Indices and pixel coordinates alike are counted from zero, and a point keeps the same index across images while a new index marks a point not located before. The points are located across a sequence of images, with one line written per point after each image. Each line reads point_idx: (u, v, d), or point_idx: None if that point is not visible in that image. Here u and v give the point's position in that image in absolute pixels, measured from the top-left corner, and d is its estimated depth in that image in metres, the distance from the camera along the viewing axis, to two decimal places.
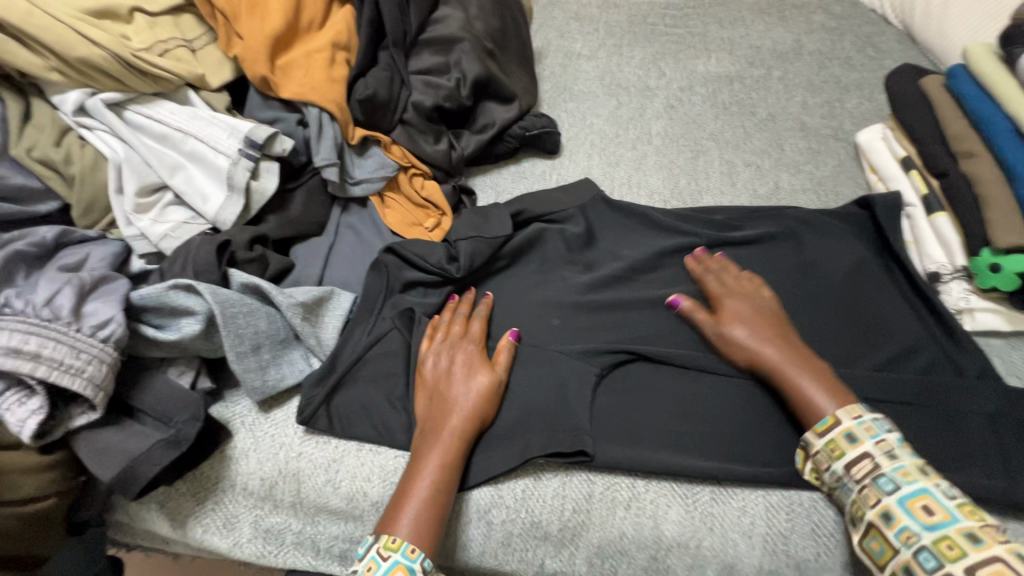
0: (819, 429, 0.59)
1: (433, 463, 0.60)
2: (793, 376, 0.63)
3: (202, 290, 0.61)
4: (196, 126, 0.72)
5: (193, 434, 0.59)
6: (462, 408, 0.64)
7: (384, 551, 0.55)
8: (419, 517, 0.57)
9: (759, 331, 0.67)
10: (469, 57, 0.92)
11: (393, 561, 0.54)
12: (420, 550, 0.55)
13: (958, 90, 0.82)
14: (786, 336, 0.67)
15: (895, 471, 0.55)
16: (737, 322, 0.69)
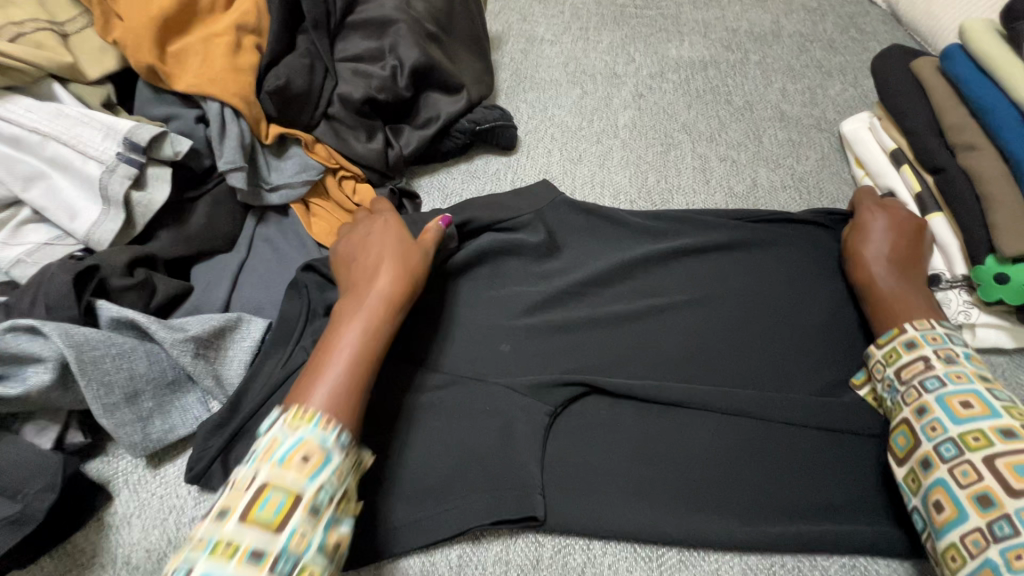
0: (881, 342, 0.60)
1: (348, 337, 0.50)
2: (889, 286, 0.63)
3: (50, 332, 0.50)
4: (59, 124, 0.60)
5: (44, 510, 0.48)
6: (382, 270, 0.55)
7: (290, 425, 0.44)
8: (335, 392, 0.47)
9: (888, 242, 0.66)
10: (406, 41, 0.80)
11: (299, 437, 0.43)
12: (335, 424, 0.44)
13: (953, 73, 0.72)
14: (913, 259, 0.65)
15: (992, 431, 0.49)
16: (872, 225, 0.67)
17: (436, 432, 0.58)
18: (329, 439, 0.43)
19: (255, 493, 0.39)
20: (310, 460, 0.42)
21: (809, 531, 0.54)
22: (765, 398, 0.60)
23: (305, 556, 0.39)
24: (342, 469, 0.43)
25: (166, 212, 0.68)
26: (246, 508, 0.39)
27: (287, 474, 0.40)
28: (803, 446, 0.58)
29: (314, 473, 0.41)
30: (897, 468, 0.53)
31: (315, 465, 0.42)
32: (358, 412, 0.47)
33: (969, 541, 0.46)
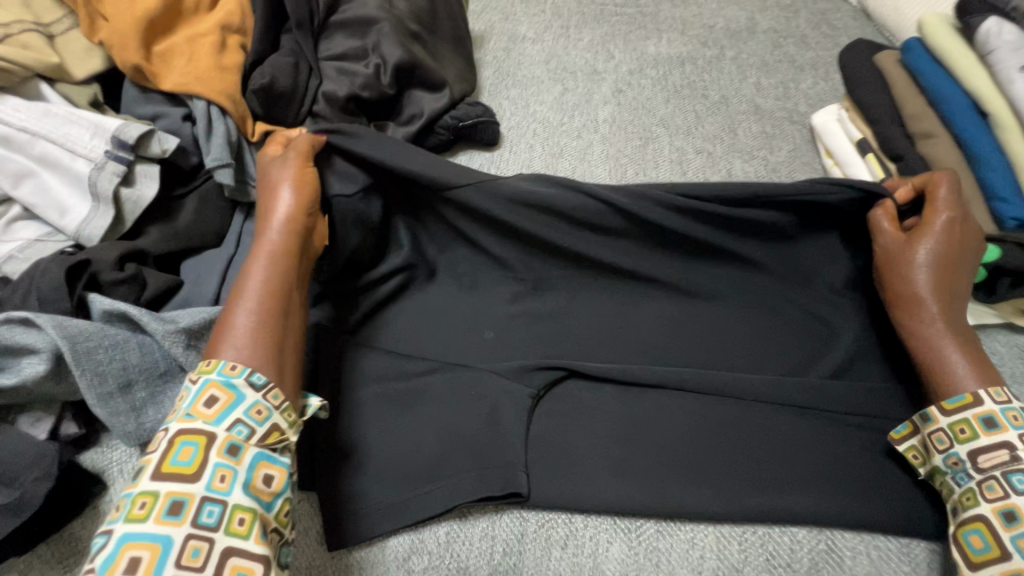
0: (947, 407, 0.53)
1: (258, 275, 0.53)
2: (940, 330, 0.56)
3: (43, 324, 0.52)
4: (49, 124, 0.61)
5: (39, 497, 0.50)
6: (283, 211, 0.58)
7: (197, 376, 0.47)
8: (244, 334, 0.50)
9: (946, 270, 0.58)
10: (389, 40, 0.82)
11: (205, 381, 0.47)
12: (243, 366, 0.48)
13: (913, 65, 0.75)
14: (962, 290, 0.59)
15: (975, 421, 0.51)
16: (932, 243, 0.59)
17: (422, 415, 0.60)
18: (238, 379, 0.47)
19: (167, 448, 0.43)
20: (217, 403, 0.46)
21: (785, 500, 0.56)
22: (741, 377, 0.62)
23: (229, 493, 0.43)
24: (260, 407, 0.47)
25: (154, 209, 0.69)
26: (165, 459, 0.43)
27: (197, 422, 0.44)
28: (776, 423, 0.60)
29: (224, 415, 0.45)
30: (942, 417, 0.53)
31: (224, 405, 0.46)
32: (271, 356, 0.50)
33: (1002, 511, 0.48)
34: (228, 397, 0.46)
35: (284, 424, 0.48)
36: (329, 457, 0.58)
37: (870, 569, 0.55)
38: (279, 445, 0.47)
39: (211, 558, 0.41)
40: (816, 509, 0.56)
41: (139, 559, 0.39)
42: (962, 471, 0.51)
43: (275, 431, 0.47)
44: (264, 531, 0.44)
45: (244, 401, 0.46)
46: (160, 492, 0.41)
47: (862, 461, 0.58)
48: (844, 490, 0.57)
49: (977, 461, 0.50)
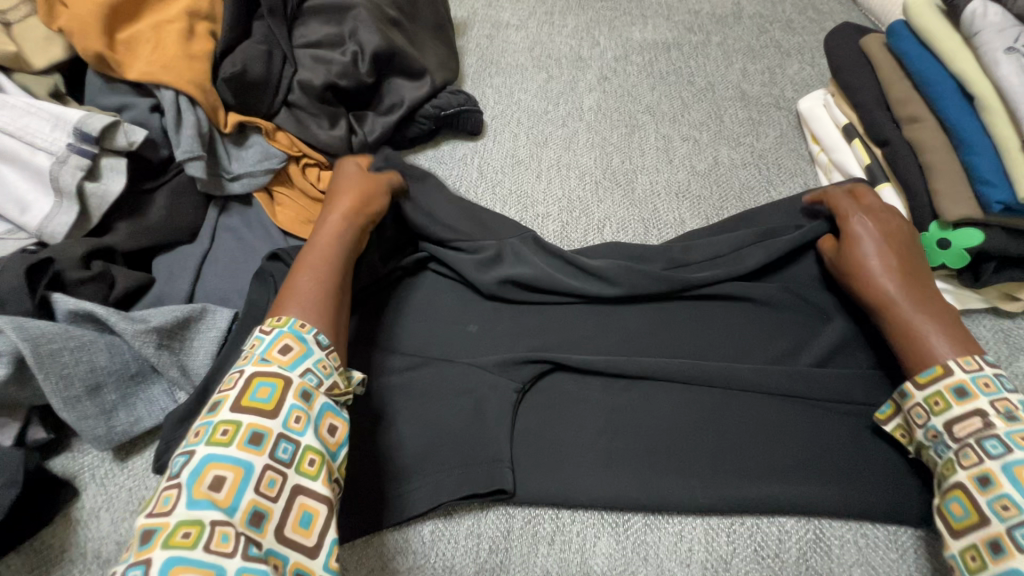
0: (920, 381, 0.50)
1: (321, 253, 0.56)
2: (908, 309, 0.54)
3: (3, 327, 0.50)
4: (8, 117, 0.59)
5: (5, 507, 0.48)
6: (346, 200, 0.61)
7: (267, 328, 0.47)
8: (308, 299, 0.51)
9: (892, 254, 0.59)
10: (366, 26, 0.80)
11: (277, 333, 0.47)
12: (312, 326, 0.48)
13: (898, 50, 0.74)
14: (919, 266, 0.58)
15: (948, 392, 0.49)
16: (865, 238, 0.60)
17: (405, 412, 0.59)
18: (309, 335, 0.47)
19: (245, 385, 0.42)
20: (291, 351, 0.45)
21: (768, 490, 0.56)
22: (726, 367, 0.61)
23: (303, 433, 0.42)
24: (327, 362, 0.47)
25: (123, 204, 0.67)
26: (241, 395, 0.42)
27: (274, 365, 0.44)
28: (763, 411, 0.60)
29: (298, 362, 0.45)
30: (916, 392, 0.51)
31: (297, 354, 0.45)
32: (331, 318, 0.51)
33: (976, 477, 0.45)
34: (300, 348, 0.46)
35: (343, 385, 0.48)
36: None
37: (857, 557, 0.55)
38: (339, 400, 0.48)
39: (284, 492, 0.40)
40: (802, 498, 0.55)
41: (223, 479, 0.38)
42: (942, 442, 0.48)
43: (337, 387, 0.47)
44: (328, 475, 0.43)
45: (313, 354, 0.46)
46: (243, 422, 0.40)
47: (849, 448, 0.58)
48: (830, 479, 0.56)
49: (954, 431, 0.47)
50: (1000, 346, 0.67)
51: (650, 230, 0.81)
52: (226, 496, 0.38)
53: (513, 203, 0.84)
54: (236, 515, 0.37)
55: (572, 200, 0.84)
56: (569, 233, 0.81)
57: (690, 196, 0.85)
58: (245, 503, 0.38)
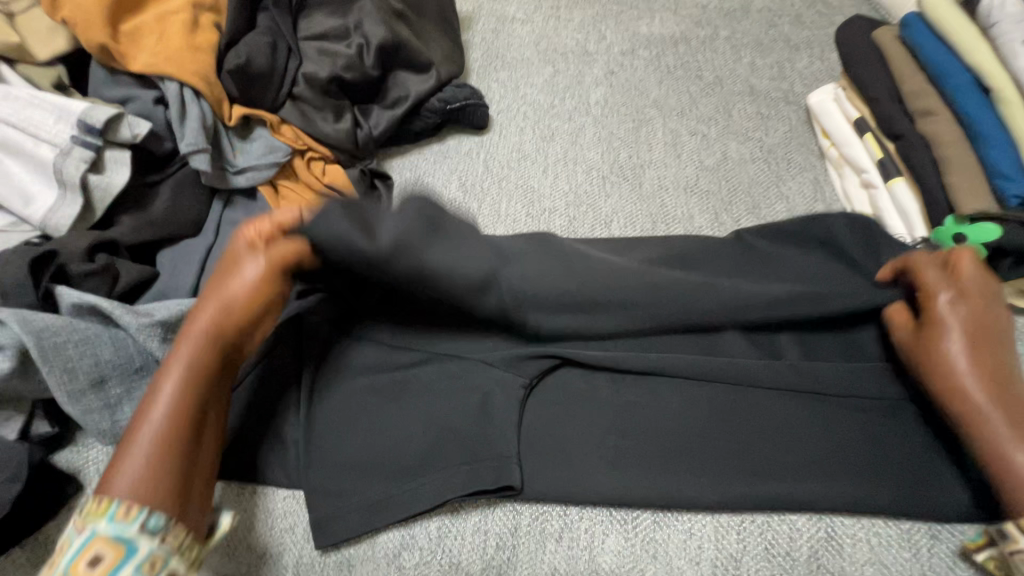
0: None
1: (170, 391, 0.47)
2: (997, 429, 0.50)
3: (8, 319, 0.49)
4: (12, 108, 0.58)
5: (9, 501, 0.47)
6: (199, 340, 0.49)
7: (82, 522, 0.41)
8: (145, 462, 0.44)
9: (988, 368, 0.53)
10: (371, 19, 0.79)
11: (91, 532, 0.41)
12: (139, 509, 0.42)
13: (913, 43, 0.73)
14: (1003, 348, 0.54)
15: None
16: (950, 338, 0.54)
17: (411, 407, 0.58)
18: (130, 528, 0.41)
19: (74, 551, 0.40)
20: (100, 563, 0.39)
21: (778, 487, 0.55)
22: (737, 362, 0.61)
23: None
24: (157, 556, 0.41)
25: (127, 197, 0.66)
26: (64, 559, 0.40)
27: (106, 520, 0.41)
28: (774, 409, 0.59)
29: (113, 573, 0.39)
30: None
31: (110, 564, 0.39)
32: (168, 480, 0.44)
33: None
34: (114, 554, 0.40)
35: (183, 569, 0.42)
36: (314, 452, 0.56)
37: (870, 556, 0.54)
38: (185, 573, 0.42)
39: None
40: (813, 496, 0.55)
41: None
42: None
43: None
44: None
45: (135, 554, 0.40)
46: None
47: (863, 444, 0.57)
48: (842, 478, 0.56)
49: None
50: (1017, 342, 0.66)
51: (658, 225, 0.80)
52: None
53: (519, 198, 0.83)
54: None
55: (578, 195, 0.83)
56: (576, 228, 0.80)
57: (698, 191, 0.83)
58: None
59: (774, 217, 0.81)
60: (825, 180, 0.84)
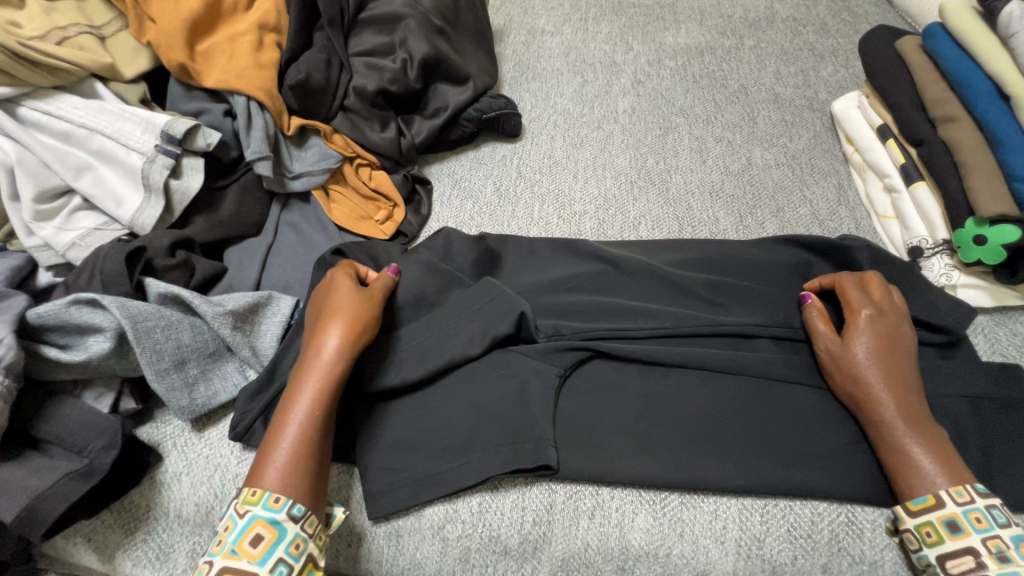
0: (912, 508, 0.53)
1: (300, 409, 0.53)
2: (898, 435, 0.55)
3: (109, 305, 0.56)
4: (105, 121, 0.66)
5: (107, 464, 0.54)
6: (329, 355, 0.56)
7: (241, 507, 0.49)
8: (288, 466, 0.51)
9: (896, 375, 0.58)
10: (415, 35, 0.85)
11: (250, 516, 0.48)
12: (287, 497, 0.49)
13: (935, 51, 0.76)
14: (913, 380, 0.59)
15: (940, 525, 0.51)
16: (868, 342, 0.60)
17: (454, 394, 0.63)
18: (281, 513, 0.48)
19: None
20: (262, 541, 0.47)
21: (799, 473, 0.58)
22: (759, 357, 0.64)
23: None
24: (299, 540, 0.48)
25: (199, 200, 0.73)
26: (225, 537, 0.47)
27: (243, 561, 0.46)
28: (792, 400, 0.63)
29: (269, 552, 0.47)
30: (909, 518, 0.53)
31: (269, 542, 0.47)
32: (311, 478, 0.51)
33: (945, 521, 0.51)
34: (271, 535, 0.47)
35: (317, 553, 0.50)
36: (368, 431, 0.62)
37: (891, 542, 0.57)
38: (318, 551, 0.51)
39: None
40: (832, 484, 0.58)
41: (262, 535, 0.47)
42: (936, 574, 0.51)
43: (310, 562, 0.49)
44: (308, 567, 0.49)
45: (285, 537, 0.48)
46: None
47: None
48: (859, 468, 0.59)
49: (946, 566, 0.50)
50: None
51: (684, 227, 0.84)
52: (259, 551, 0.46)
53: (551, 201, 0.87)
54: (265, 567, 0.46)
55: (608, 199, 0.88)
56: (605, 230, 0.84)
57: (723, 195, 0.87)
58: (273, 559, 0.46)
59: (798, 220, 0.83)
60: (848, 185, 0.86)
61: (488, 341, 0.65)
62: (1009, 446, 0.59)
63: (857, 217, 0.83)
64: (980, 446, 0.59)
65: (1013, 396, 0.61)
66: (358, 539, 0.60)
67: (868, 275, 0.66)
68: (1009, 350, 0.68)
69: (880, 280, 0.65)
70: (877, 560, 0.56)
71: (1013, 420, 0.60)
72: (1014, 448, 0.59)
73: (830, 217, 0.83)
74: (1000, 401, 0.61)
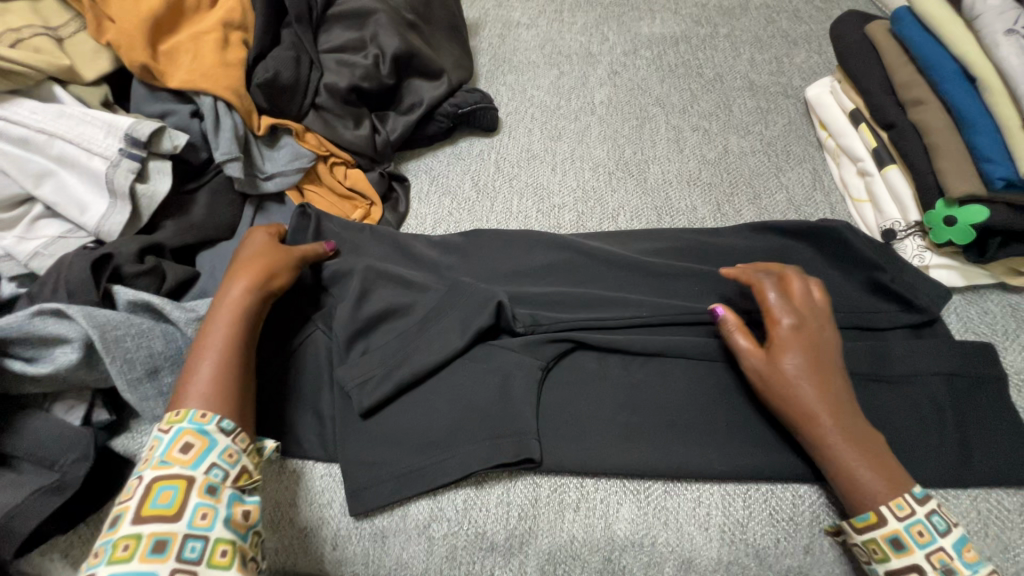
0: (856, 526, 0.51)
1: (216, 339, 0.54)
2: (845, 458, 0.52)
3: (75, 314, 0.55)
4: (65, 125, 0.64)
5: (79, 478, 0.53)
6: (238, 292, 0.58)
7: (166, 427, 0.49)
8: (211, 391, 0.51)
9: (828, 395, 0.54)
10: (386, 30, 0.84)
11: (177, 429, 0.48)
12: (214, 413, 0.50)
13: (902, 35, 0.77)
14: (847, 402, 0.55)
15: (884, 542, 0.50)
16: (796, 362, 0.55)
17: (435, 391, 0.63)
18: (210, 425, 0.49)
19: (146, 492, 0.45)
20: (192, 448, 0.47)
21: (779, 456, 0.59)
22: None
23: (211, 528, 0.45)
24: (231, 449, 0.49)
25: (168, 205, 0.72)
26: (153, 454, 0.47)
27: (175, 467, 0.46)
28: None
29: (201, 458, 0.47)
30: (856, 535, 0.52)
31: (200, 450, 0.48)
32: (236, 400, 0.52)
33: (889, 539, 0.50)
34: (201, 443, 0.48)
35: (252, 467, 0.51)
36: (352, 430, 0.61)
37: None
38: (249, 486, 0.50)
39: None
40: (812, 469, 0.58)
41: (192, 445, 0.48)
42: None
43: (245, 473, 0.50)
44: (242, 560, 0.46)
45: (217, 446, 0.49)
46: (143, 533, 0.43)
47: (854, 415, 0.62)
48: None
49: None
50: (1008, 319, 0.70)
51: (662, 217, 0.84)
52: (191, 458, 0.47)
53: (529, 195, 0.87)
54: (198, 474, 0.46)
55: (586, 191, 0.87)
56: (584, 223, 0.84)
57: (701, 184, 0.87)
58: (206, 468, 0.47)
59: (775, 206, 0.84)
60: (823, 170, 0.87)
61: (468, 335, 0.63)
62: (982, 421, 0.61)
63: (832, 202, 0.84)
64: (954, 421, 0.60)
65: (986, 374, 0.63)
66: (343, 541, 0.59)
67: (789, 276, 0.62)
68: (980, 327, 0.70)
69: (799, 281, 0.61)
70: None
71: (984, 396, 0.62)
72: (984, 422, 0.61)
73: (805, 202, 0.84)
74: (974, 379, 0.62)
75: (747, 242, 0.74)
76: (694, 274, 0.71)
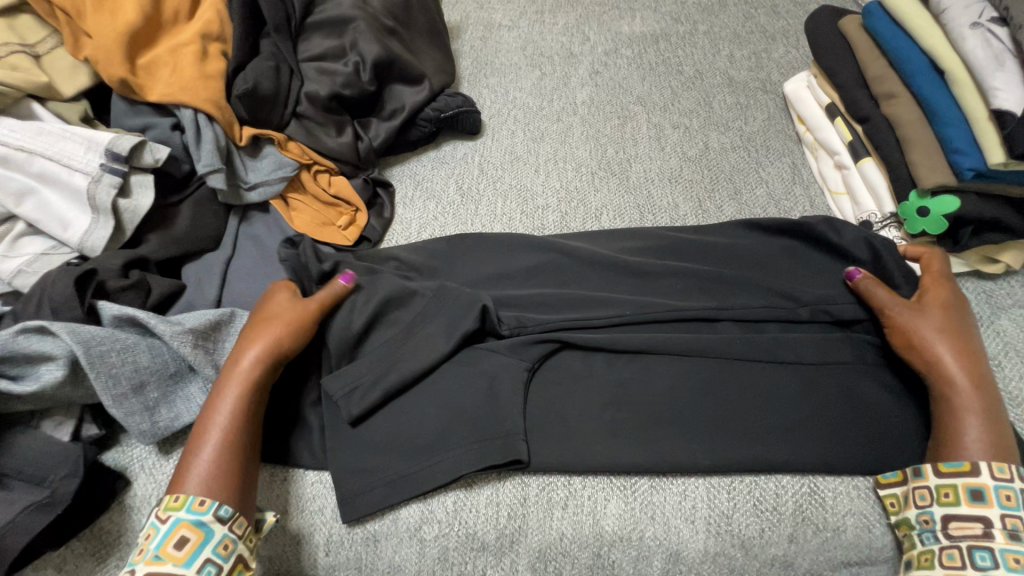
0: (944, 469, 0.54)
1: (220, 419, 0.55)
2: (965, 413, 0.56)
3: (58, 331, 0.55)
4: (45, 142, 0.64)
5: (71, 492, 0.53)
6: (244, 366, 0.58)
7: (165, 513, 0.51)
8: (209, 476, 0.53)
9: (967, 354, 0.59)
10: (366, 37, 0.84)
11: (174, 520, 0.50)
12: (211, 501, 0.51)
13: (874, 29, 0.78)
14: (984, 368, 0.59)
15: (963, 490, 0.53)
16: (938, 318, 0.61)
17: (424, 395, 0.64)
18: (205, 517, 0.50)
19: None
20: (187, 543, 0.49)
21: (761, 446, 0.60)
22: (720, 338, 0.66)
23: None
24: (227, 540, 0.50)
25: (152, 218, 0.72)
26: (150, 543, 0.49)
27: (169, 564, 0.48)
28: (753, 378, 0.64)
29: (195, 554, 0.49)
30: (932, 477, 0.54)
31: (195, 544, 0.49)
32: (234, 487, 0.53)
33: (971, 489, 0.52)
34: (197, 536, 0.49)
35: (247, 555, 0.52)
36: (342, 436, 0.62)
37: (852, 507, 0.59)
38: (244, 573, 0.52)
39: None
40: (793, 460, 0.60)
41: (187, 538, 0.49)
42: (931, 531, 0.54)
43: (239, 564, 0.51)
44: None
45: (212, 538, 0.50)
46: None
47: (834, 405, 0.63)
48: (817, 438, 0.61)
49: (950, 526, 0.53)
50: (983, 305, 0.72)
51: (645, 216, 0.85)
52: (185, 553, 0.48)
53: (513, 197, 0.88)
54: (191, 569, 0.48)
55: (569, 191, 0.88)
56: (568, 223, 0.85)
57: (682, 181, 0.88)
58: (200, 561, 0.48)
59: (755, 201, 0.85)
60: (802, 164, 0.89)
61: (455, 340, 0.64)
62: None
63: (811, 195, 0.85)
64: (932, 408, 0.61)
65: None
66: (334, 546, 0.59)
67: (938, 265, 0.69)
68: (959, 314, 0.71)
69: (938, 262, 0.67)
70: (838, 526, 0.58)
71: None
72: None
73: (785, 197, 0.85)
74: None
75: (728, 239, 0.75)
76: (676, 272, 0.72)
